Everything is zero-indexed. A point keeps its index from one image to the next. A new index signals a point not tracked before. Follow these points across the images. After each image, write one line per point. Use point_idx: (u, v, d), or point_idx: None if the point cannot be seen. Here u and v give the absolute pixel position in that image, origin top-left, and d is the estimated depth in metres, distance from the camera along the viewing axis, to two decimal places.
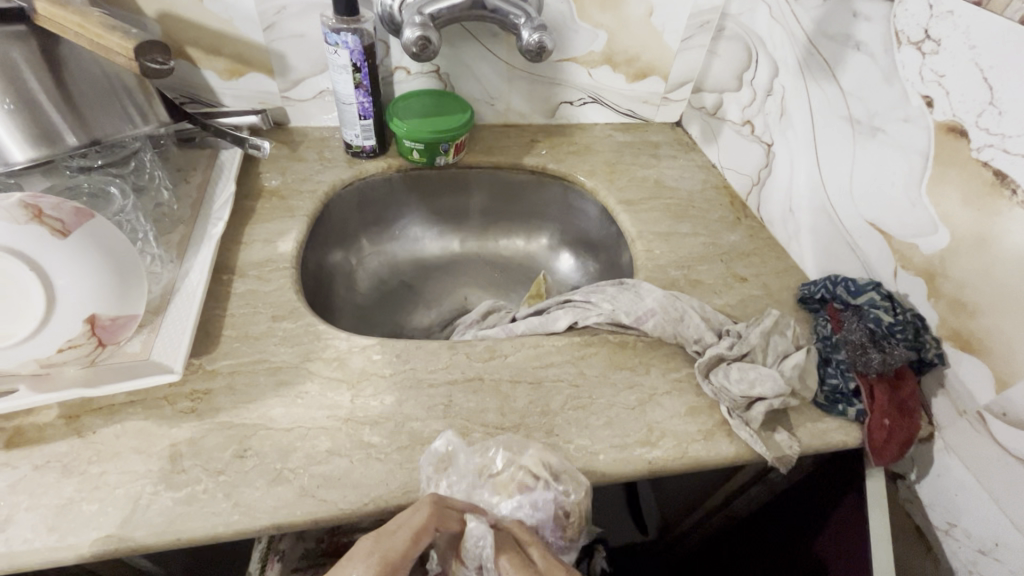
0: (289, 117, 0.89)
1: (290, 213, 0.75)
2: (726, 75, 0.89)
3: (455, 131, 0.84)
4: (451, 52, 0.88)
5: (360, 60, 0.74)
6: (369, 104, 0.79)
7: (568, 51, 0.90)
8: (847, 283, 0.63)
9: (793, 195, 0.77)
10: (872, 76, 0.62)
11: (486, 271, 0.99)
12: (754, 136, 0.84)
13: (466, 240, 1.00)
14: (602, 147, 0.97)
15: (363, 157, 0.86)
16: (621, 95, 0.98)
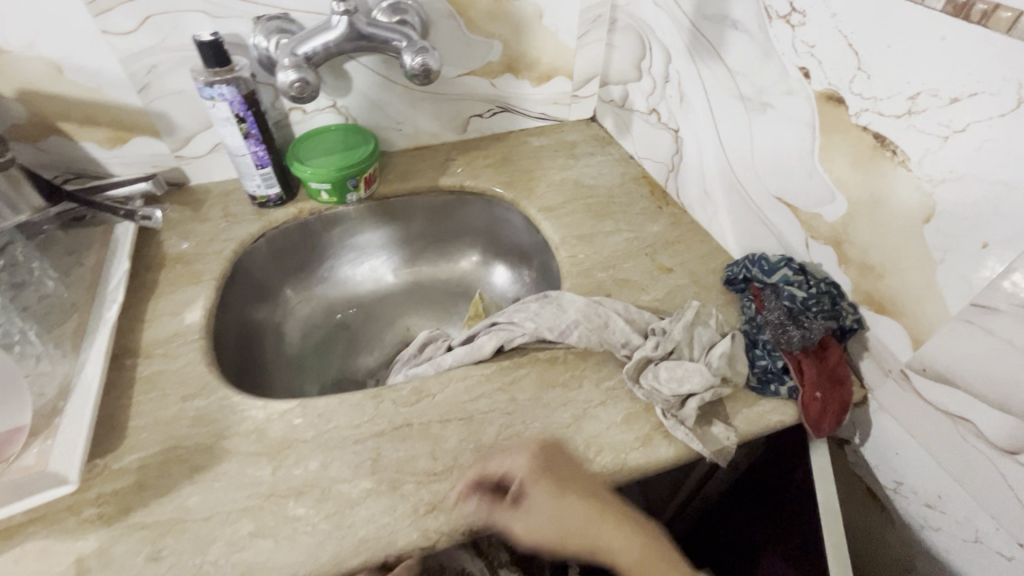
0: (188, 176, 0.84)
1: (197, 279, 0.72)
2: (626, 65, 0.89)
3: (361, 164, 0.81)
4: (344, 85, 0.84)
5: (243, 110, 0.71)
6: (264, 152, 0.76)
7: (465, 65, 0.88)
8: (763, 261, 0.63)
9: (706, 179, 0.77)
10: (753, 53, 0.62)
11: (424, 298, 0.97)
12: (662, 124, 0.83)
13: (398, 270, 0.97)
14: (519, 154, 0.96)
15: (271, 206, 0.82)
16: (530, 100, 0.97)
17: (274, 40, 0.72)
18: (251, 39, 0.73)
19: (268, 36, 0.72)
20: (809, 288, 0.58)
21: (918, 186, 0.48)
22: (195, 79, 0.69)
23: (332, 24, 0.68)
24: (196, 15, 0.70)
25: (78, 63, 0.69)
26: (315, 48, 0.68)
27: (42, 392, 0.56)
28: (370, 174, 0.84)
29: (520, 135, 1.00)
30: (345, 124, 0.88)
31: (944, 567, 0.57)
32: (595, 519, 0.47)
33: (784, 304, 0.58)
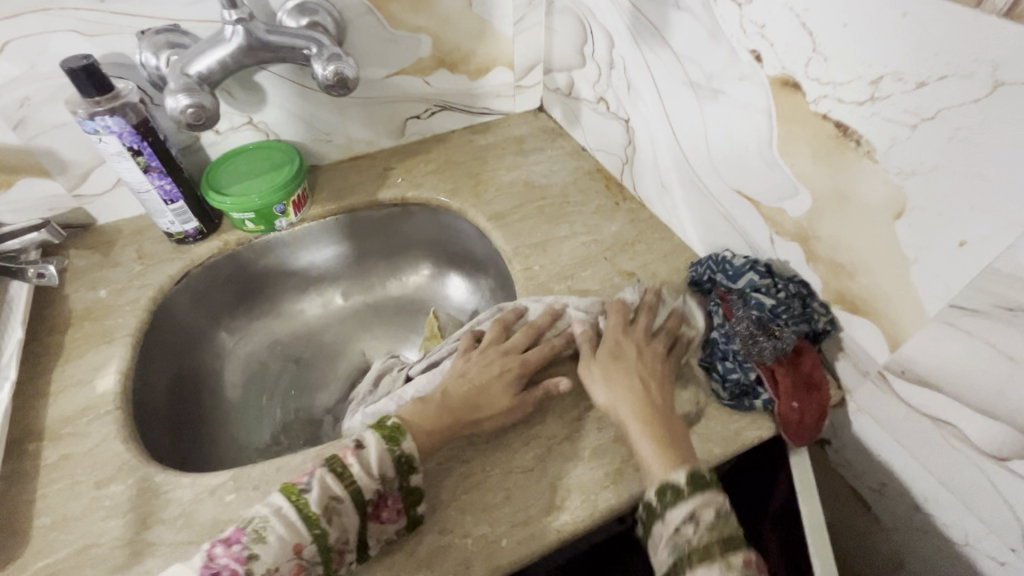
0: (92, 216, 0.75)
1: (109, 336, 0.64)
2: (568, 51, 0.82)
3: (288, 187, 0.74)
4: (259, 99, 0.75)
5: (137, 141, 0.62)
6: (172, 186, 0.67)
7: (393, 65, 0.80)
8: (727, 263, 0.59)
9: (662, 172, 0.71)
10: (699, 35, 0.56)
11: (377, 319, 0.90)
12: (611, 114, 0.77)
13: (347, 291, 0.90)
14: (463, 156, 0.88)
15: (191, 242, 0.74)
16: (471, 95, 0.89)
17: (163, 57, 0.63)
18: (138, 57, 0.64)
19: (156, 53, 0.63)
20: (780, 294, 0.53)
21: (886, 179, 0.44)
22: (74, 112, 0.60)
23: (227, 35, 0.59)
24: (65, 34, 0.61)
25: None
26: (210, 66, 0.59)
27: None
28: (300, 195, 0.76)
29: (464, 134, 0.92)
30: (265, 142, 0.79)
31: (932, 567, 0.55)
32: (635, 384, 0.52)
33: (753, 313, 0.53)
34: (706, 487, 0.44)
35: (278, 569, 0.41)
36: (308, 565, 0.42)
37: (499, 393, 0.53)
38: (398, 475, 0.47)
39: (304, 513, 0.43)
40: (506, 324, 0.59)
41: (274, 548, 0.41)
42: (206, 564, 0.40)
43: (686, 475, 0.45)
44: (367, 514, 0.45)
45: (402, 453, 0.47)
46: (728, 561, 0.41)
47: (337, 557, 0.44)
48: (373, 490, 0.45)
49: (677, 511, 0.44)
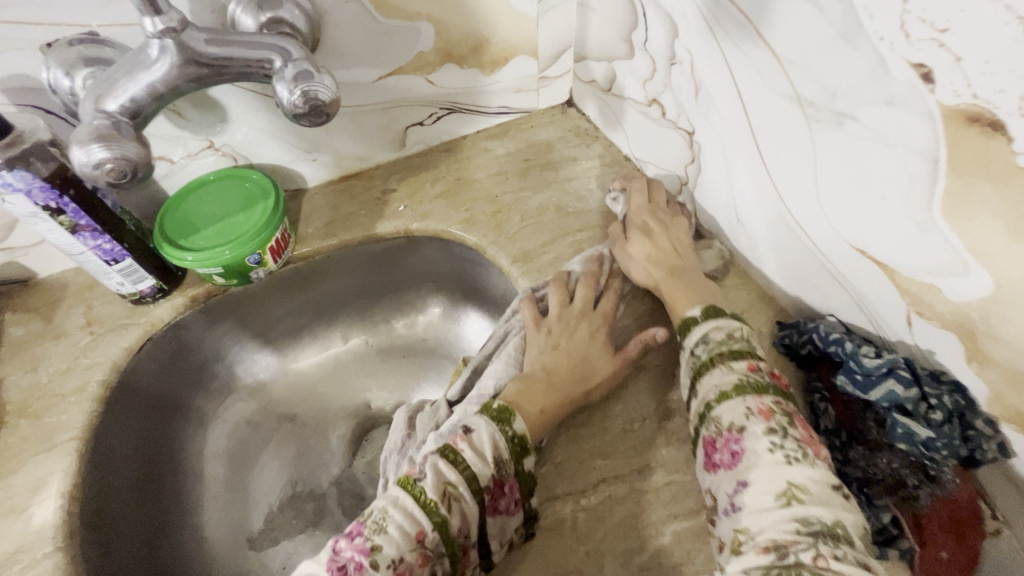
0: (31, 269, 0.61)
1: (51, 440, 0.51)
2: (609, 36, 0.64)
3: (263, 232, 0.59)
4: (220, 118, 0.59)
5: (55, 197, 0.47)
6: (113, 243, 0.52)
7: (387, 63, 0.63)
8: (860, 358, 0.42)
9: (738, 204, 0.55)
10: (821, 33, 0.39)
11: (384, 368, 0.76)
12: (667, 121, 0.60)
13: (346, 335, 0.76)
14: (480, 170, 0.72)
15: (150, 301, 0.60)
16: (485, 94, 0.72)
17: (79, 79, 0.47)
18: (46, 77, 0.48)
19: (68, 71, 0.47)
20: (937, 416, 0.38)
21: None
22: None
23: (153, 53, 0.43)
24: None
25: None
26: (136, 96, 0.43)
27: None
28: (279, 239, 0.61)
29: (479, 140, 0.76)
30: (234, 168, 0.63)
31: None
32: (664, 255, 0.55)
33: (899, 444, 0.40)
34: (719, 317, 0.48)
35: (404, 558, 0.38)
36: (433, 555, 0.39)
37: (597, 353, 0.50)
38: (513, 457, 0.43)
39: (421, 501, 0.39)
40: (566, 284, 0.55)
41: (396, 540, 0.38)
42: (332, 557, 0.38)
43: (700, 310, 0.49)
44: (485, 507, 0.41)
45: (515, 433, 0.44)
46: (731, 366, 0.44)
47: (462, 554, 0.40)
48: (490, 476, 0.42)
49: (692, 337, 0.48)
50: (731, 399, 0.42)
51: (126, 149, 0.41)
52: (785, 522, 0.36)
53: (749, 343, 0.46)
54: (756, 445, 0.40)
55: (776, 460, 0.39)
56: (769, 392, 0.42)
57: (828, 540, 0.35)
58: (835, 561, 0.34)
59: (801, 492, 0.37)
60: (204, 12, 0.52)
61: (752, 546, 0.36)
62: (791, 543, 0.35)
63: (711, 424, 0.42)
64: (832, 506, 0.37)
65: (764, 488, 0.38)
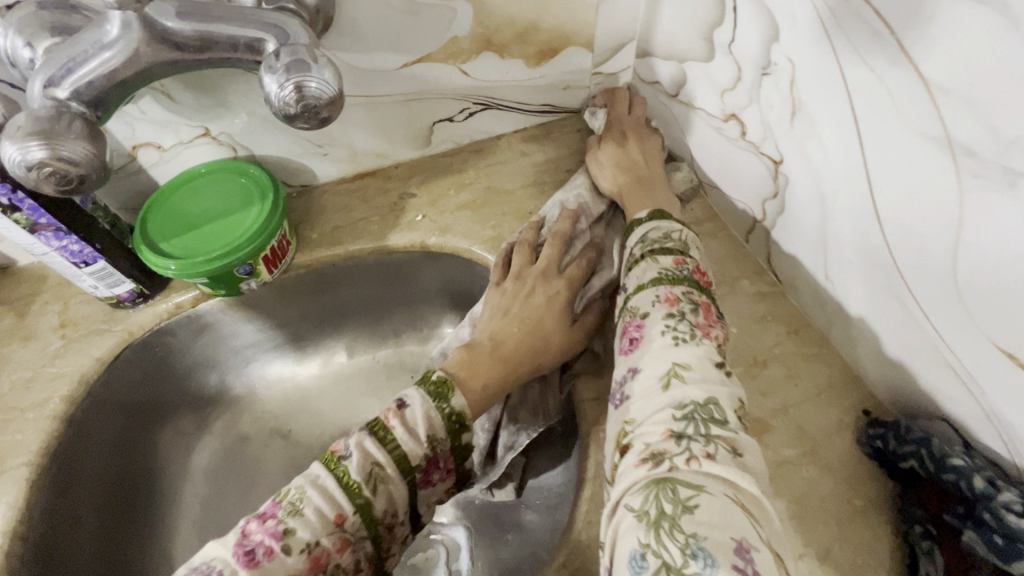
0: (9, 257, 0.55)
1: (2, 461, 0.46)
2: (684, 31, 0.52)
3: (257, 239, 0.50)
4: (218, 102, 0.51)
5: (7, 192, 0.40)
6: (81, 244, 0.45)
7: (414, 48, 0.53)
8: (1000, 511, 0.32)
9: (829, 260, 0.44)
10: (1008, 56, 0.27)
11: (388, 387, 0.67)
12: (746, 143, 0.49)
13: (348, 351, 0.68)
14: (513, 178, 0.62)
15: (130, 306, 0.54)
16: (527, 89, 0.62)
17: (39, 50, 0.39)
18: (2, 45, 0.40)
19: (28, 40, 0.39)
20: None
21: None
22: None
23: (112, 27, 0.34)
24: None
25: None
26: (92, 81, 0.35)
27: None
28: (275, 247, 0.53)
29: (516, 142, 0.65)
30: (232, 159, 0.55)
31: None
32: (634, 163, 0.55)
33: None
34: (663, 218, 0.47)
35: (320, 542, 0.36)
36: (353, 539, 0.38)
37: (552, 327, 0.49)
38: (451, 435, 0.42)
39: (344, 482, 0.38)
40: (532, 244, 0.53)
41: (313, 523, 0.37)
42: (240, 541, 0.36)
43: (646, 212, 0.48)
44: (415, 481, 0.41)
45: (452, 410, 0.42)
46: (656, 260, 0.43)
47: (388, 531, 0.40)
48: (423, 455, 0.41)
49: (633, 237, 0.47)
50: (644, 289, 0.42)
51: (73, 149, 0.33)
52: (662, 412, 0.35)
53: (685, 242, 0.45)
54: (652, 329, 0.39)
55: (666, 343, 0.38)
56: (681, 282, 0.41)
57: (702, 435, 0.33)
58: (709, 460, 0.32)
59: (683, 371, 0.36)
60: None
61: (636, 454, 0.34)
62: (667, 444, 0.33)
63: (627, 312, 0.42)
64: (713, 385, 0.36)
65: (651, 374, 0.37)
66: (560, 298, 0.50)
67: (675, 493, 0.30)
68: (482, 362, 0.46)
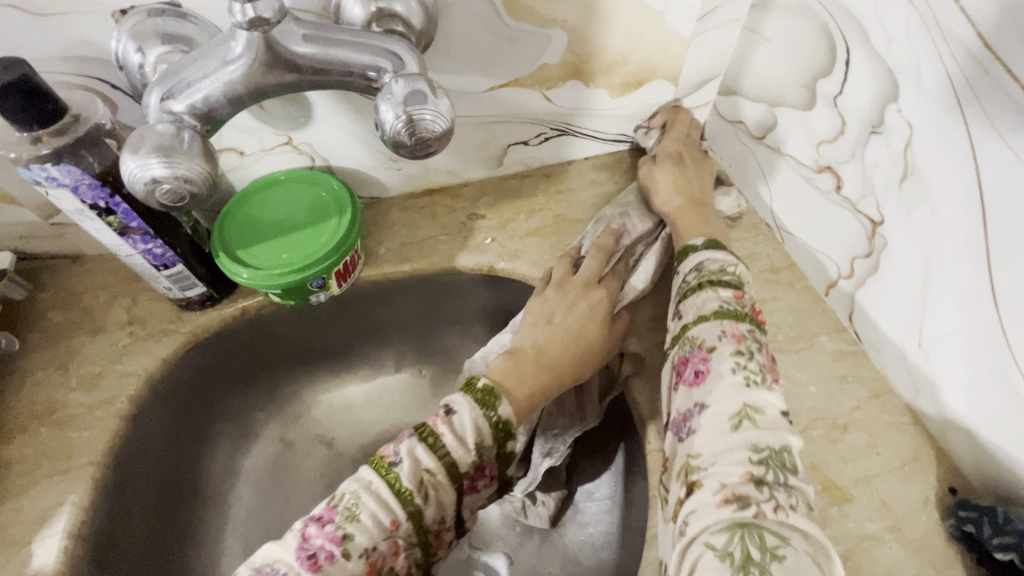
0: (81, 248, 0.55)
1: (69, 459, 0.46)
2: (780, 76, 0.51)
3: (332, 251, 0.50)
4: (304, 113, 0.50)
5: (104, 196, 0.40)
6: (165, 248, 0.45)
7: (504, 74, 0.52)
8: None
9: (924, 328, 0.43)
10: None
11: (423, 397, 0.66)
12: (840, 198, 0.48)
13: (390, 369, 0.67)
14: (584, 206, 0.61)
15: (198, 309, 0.54)
16: (606, 119, 0.60)
17: (151, 58, 0.39)
18: (114, 48, 0.40)
19: (140, 45, 0.39)
20: None
21: None
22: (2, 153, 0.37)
23: (233, 47, 0.34)
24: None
25: None
26: (209, 96, 0.35)
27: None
28: (347, 262, 0.52)
29: (586, 169, 0.64)
30: (307, 169, 0.55)
31: None
32: (689, 182, 0.54)
33: None
34: (719, 249, 0.45)
35: (377, 547, 0.36)
36: (405, 545, 0.37)
37: (596, 339, 0.48)
38: (497, 443, 0.41)
39: (396, 489, 0.37)
40: (574, 257, 0.53)
41: (370, 530, 0.36)
42: (301, 545, 0.35)
43: (702, 240, 0.47)
44: (462, 488, 0.40)
45: (499, 418, 0.41)
46: (716, 291, 0.42)
47: (436, 538, 0.40)
48: (471, 461, 0.40)
49: (687, 263, 0.46)
50: (707, 321, 0.40)
51: (190, 168, 0.32)
52: (738, 452, 0.34)
53: (742, 277, 0.43)
54: (720, 365, 0.38)
55: (736, 381, 0.37)
56: (746, 318, 0.40)
57: (782, 484, 0.33)
58: (794, 513, 0.32)
59: (756, 414, 0.36)
60: None
61: (711, 493, 0.33)
62: (748, 488, 0.33)
63: (687, 343, 0.41)
64: (783, 432, 0.35)
65: (720, 412, 0.36)
66: (604, 309, 0.49)
67: (764, 541, 0.30)
68: (523, 371, 0.45)
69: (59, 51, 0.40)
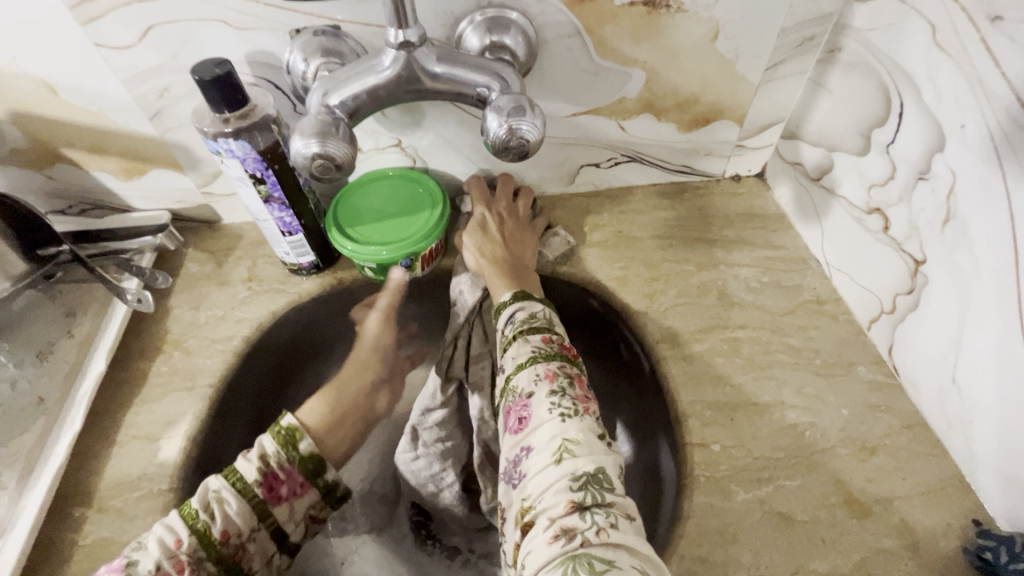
0: (221, 214, 0.67)
1: (192, 380, 0.56)
2: (839, 123, 0.56)
3: (423, 238, 0.59)
4: (415, 121, 0.60)
5: (261, 168, 0.50)
6: (292, 217, 0.55)
7: (588, 102, 0.60)
8: None
9: (958, 362, 0.45)
10: None
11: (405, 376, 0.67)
12: (887, 237, 0.51)
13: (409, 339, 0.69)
14: (642, 226, 0.68)
15: (304, 274, 0.63)
16: (673, 150, 0.67)
17: (313, 67, 0.50)
18: (286, 58, 0.51)
19: (306, 57, 0.50)
20: None
21: None
22: (198, 126, 0.48)
23: (384, 60, 0.44)
24: (212, 26, 0.50)
25: (70, 82, 0.53)
26: (357, 96, 0.44)
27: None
28: (432, 249, 0.61)
29: (650, 195, 0.71)
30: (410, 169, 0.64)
31: None
32: (494, 246, 0.60)
33: None
34: (526, 299, 0.54)
35: (161, 566, 0.38)
36: (193, 561, 0.39)
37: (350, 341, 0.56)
38: (284, 447, 0.44)
39: (182, 511, 0.40)
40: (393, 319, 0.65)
41: (152, 551, 0.38)
42: None
43: (511, 293, 0.56)
44: (261, 498, 0.43)
45: (282, 426, 0.45)
46: (528, 341, 0.49)
47: (238, 549, 0.41)
48: (256, 471, 0.43)
49: (504, 318, 0.54)
50: (524, 369, 0.47)
51: (338, 149, 0.42)
52: (561, 483, 0.39)
53: (550, 318, 0.52)
54: (539, 409, 0.44)
55: (555, 419, 0.43)
56: (555, 359, 0.47)
57: (600, 505, 0.38)
58: (613, 530, 0.36)
59: (573, 446, 0.41)
60: (435, 24, 0.52)
61: (544, 530, 0.38)
62: (572, 519, 0.37)
63: (511, 395, 0.47)
64: (599, 454, 0.41)
65: (544, 450, 0.41)
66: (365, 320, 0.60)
67: (591, 567, 0.34)
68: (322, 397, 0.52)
69: (245, 56, 0.52)
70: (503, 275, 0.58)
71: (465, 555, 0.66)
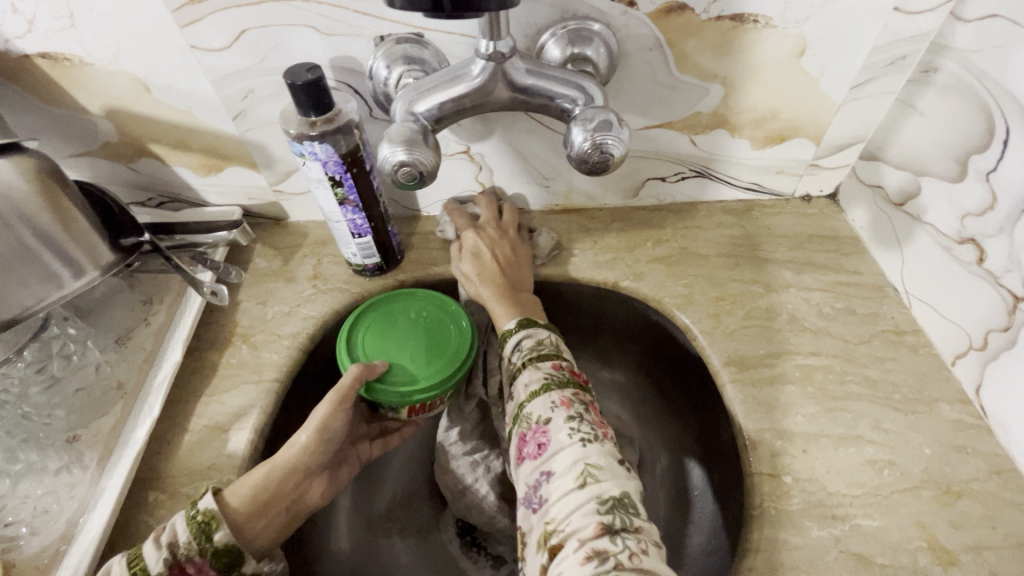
0: (289, 212, 0.69)
1: (258, 374, 0.57)
2: (928, 147, 0.53)
3: (420, 392, 0.52)
4: (484, 129, 0.60)
5: (340, 171, 0.51)
6: (363, 219, 0.56)
7: (661, 116, 0.59)
8: None
9: None
10: None
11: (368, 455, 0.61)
12: (981, 270, 0.49)
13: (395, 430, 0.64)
14: (707, 243, 0.66)
15: (367, 275, 0.64)
16: (744, 166, 0.65)
17: (397, 73, 0.50)
18: (369, 64, 0.52)
19: (389, 64, 0.51)
20: None
21: None
22: (285, 129, 0.50)
23: (472, 70, 0.44)
24: (301, 31, 0.51)
25: (163, 82, 0.55)
26: (441, 104, 0.45)
27: (35, 535, 0.46)
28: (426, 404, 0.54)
29: (715, 211, 0.69)
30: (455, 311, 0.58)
31: None
32: (492, 268, 0.59)
33: None
34: (532, 325, 0.53)
35: None
36: None
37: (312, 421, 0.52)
38: (197, 536, 0.42)
39: None
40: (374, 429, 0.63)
41: None
42: None
43: (516, 322, 0.54)
44: None
45: (198, 513, 0.43)
46: (537, 366, 0.48)
47: None
48: (162, 564, 0.41)
49: (509, 346, 0.52)
50: (538, 396, 0.46)
51: (424, 156, 0.42)
52: (588, 507, 0.39)
53: (557, 344, 0.51)
54: (558, 433, 0.43)
55: (574, 444, 0.42)
56: (569, 384, 0.47)
57: (629, 530, 0.38)
58: (644, 553, 0.37)
59: (595, 471, 0.40)
60: (518, 34, 0.52)
61: (575, 552, 0.37)
62: (603, 541, 0.37)
63: (523, 421, 0.46)
64: (621, 480, 0.41)
65: (565, 475, 0.41)
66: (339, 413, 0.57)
67: None
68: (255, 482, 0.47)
69: (329, 60, 0.53)
70: (505, 301, 0.57)
71: (511, 565, 0.65)
